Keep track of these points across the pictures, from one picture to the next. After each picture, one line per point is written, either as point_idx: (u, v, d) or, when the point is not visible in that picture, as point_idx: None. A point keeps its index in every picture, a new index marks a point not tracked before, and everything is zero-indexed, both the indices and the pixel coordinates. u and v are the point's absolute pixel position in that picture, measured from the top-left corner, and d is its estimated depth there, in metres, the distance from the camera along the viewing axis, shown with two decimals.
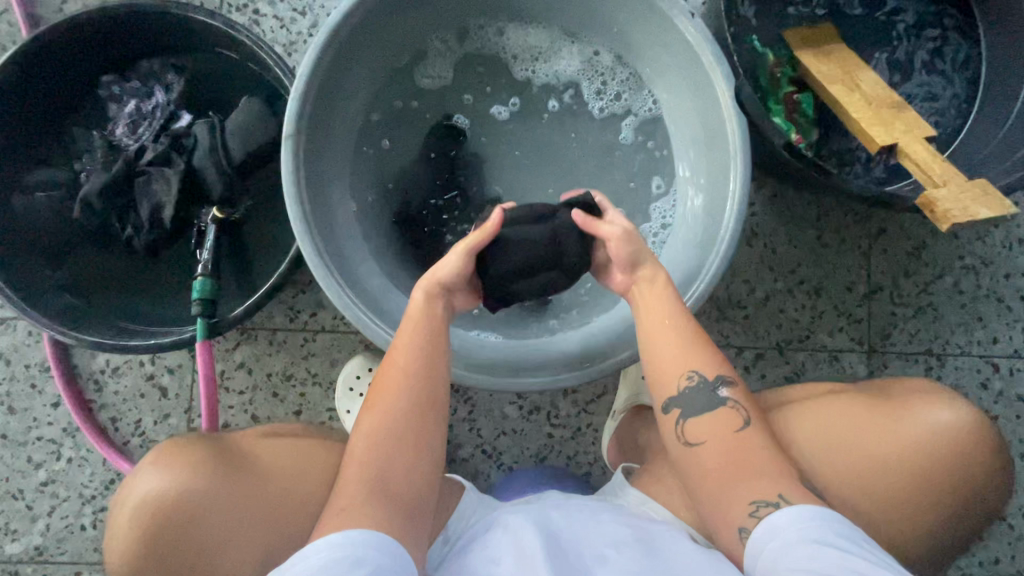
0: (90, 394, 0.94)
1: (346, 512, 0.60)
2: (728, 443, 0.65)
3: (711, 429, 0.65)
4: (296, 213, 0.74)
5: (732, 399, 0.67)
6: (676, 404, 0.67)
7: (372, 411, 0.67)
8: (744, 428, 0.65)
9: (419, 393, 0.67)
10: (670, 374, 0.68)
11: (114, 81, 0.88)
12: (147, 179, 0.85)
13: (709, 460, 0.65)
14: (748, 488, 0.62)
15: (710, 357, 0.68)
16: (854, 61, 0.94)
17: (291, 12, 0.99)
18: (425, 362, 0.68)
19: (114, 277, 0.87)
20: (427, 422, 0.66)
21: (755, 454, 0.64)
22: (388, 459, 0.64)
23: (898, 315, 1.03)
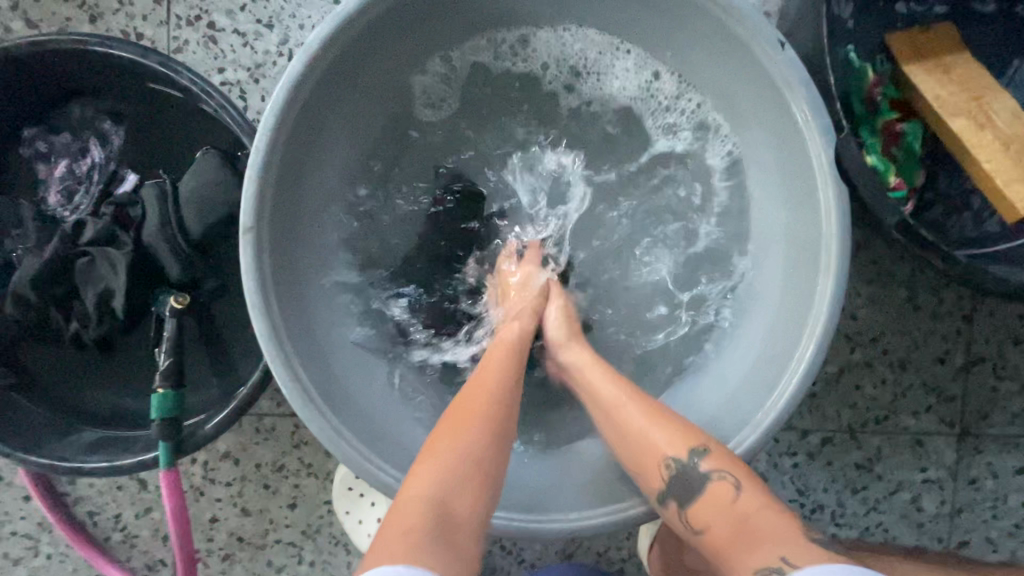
0: (62, 486, 0.84)
1: (408, 539, 0.45)
2: (728, 521, 0.51)
3: (708, 510, 0.52)
4: (263, 326, 0.59)
5: (716, 468, 0.54)
6: (669, 497, 0.55)
7: (451, 430, 0.54)
8: (739, 491, 0.52)
9: (506, 416, 0.56)
10: (649, 457, 0.56)
11: (38, 136, 0.73)
12: (90, 261, 0.70)
13: (722, 531, 0.51)
14: (764, 554, 0.47)
15: (677, 432, 0.56)
16: (984, 79, 0.70)
17: (253, 25, 0.78)
18: (512, 388, 0.58)
19: (69, 371, 0.75)
20: (501, 457, 0.54)
21: (763, 514, 0.50)
22: (458, 482, 0.50)
23: (1000, 391, 0.85)
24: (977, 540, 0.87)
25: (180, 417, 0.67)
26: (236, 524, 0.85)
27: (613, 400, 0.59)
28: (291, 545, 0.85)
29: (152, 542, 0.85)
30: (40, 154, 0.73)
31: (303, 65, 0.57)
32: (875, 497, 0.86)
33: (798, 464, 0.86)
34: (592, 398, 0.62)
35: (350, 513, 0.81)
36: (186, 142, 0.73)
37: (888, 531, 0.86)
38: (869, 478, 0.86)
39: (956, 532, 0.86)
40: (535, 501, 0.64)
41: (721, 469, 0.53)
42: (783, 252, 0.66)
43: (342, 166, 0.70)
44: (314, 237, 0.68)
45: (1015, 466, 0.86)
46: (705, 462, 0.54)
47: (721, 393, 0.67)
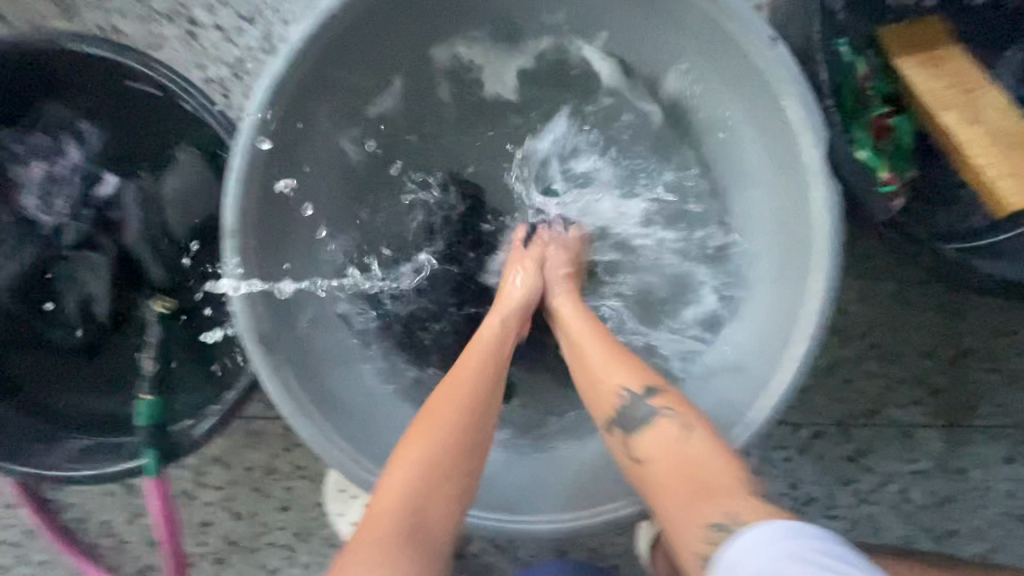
0: (49, 492, 0.83)
1: (376, 539, 0.46)
2: (673, 457, 0.51)
3: (653, 445, 0.53)
4: (249, 331, 0.58)
5: (664, 407, 0.54)
6: (616, 424, 0.56)
7: (421, 424, 0.53)
8: (689, 434, 0.52)
9: (473, 423, 0.54)
10: (603, 395, 0.57)
11: (14, 138, 0.71)
12: (70, 267, 0.69)
13: (661, 471, 0.52)
14: (705, 509, 0.47)
15: (631, 366, 0.57)
16: (973, 72, 0.70)
17: (235, 20, 0.76)
18: (489, 384, 0.57)
19: (52, 378, 0.74)
20: (475, 458, 0.53)
21: (708, 460, 0.50)
22: (428, 476, 0.50)
23: (988, 382, 0.86)
24: (964, 529, 0.88)
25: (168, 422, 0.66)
26: (228, 528, 0.84)
27: (595, 363, 0.59)
28: (283, 548, 0.85)
29: (142, 547, 0.84)
30: (16, 156, 0.71)
31: (284, 63, 0.56)
32: (865, 489, 0.87)
33: (790, 457, 0.86)
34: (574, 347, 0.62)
35: (342, 515, 0.80)
36: (167, 141, 0.71)
37: (878, 522, 0.87)
38: (859, 470, 0.87)
39: (945, 522, 0.88)
40: (530, 502, 0.64)
41: (671, 407, 0.54)
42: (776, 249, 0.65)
43: (329, 165, 0.69)
44: (300, 238, 0.67)
45: (1002, 456, 0.87)
46: (656, 398, 0.55)
47: (724, 382, 0.66)
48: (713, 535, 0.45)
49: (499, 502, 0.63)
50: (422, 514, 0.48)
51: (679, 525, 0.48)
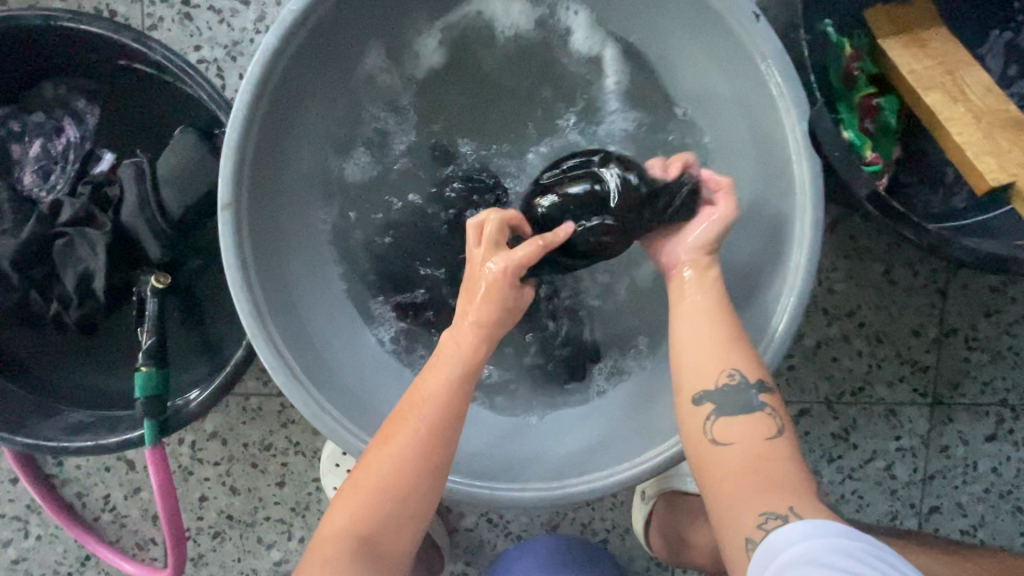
0: (50, 468, 0.85)
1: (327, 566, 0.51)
2: (756, 447, 0.53)
3: (739, 432, 0.54)
4: (243, 303, 0.59)
5: (768, 403, 0.55)
6: (708, 399, 0.56)
7: (379, 448, 0.55)
8: (776, 436, 0.54)
9: (424, 461, 0.54)
10: (707, 368, 0.57)
11: (12, 116, 0.72)
12: (68, 243, 0.69)
13: (737, 462, 0.52)
14: (768, 499, 0.49)
15: (744, 355, 0.57)
16: (959, 53, 0.71)
17: (229, 1, 0.77)
18: (449, 400, 0.56)
19: (53, 354, 0.75)
20: (434, 479, 0.54)
21: (784, 467, 0.51)
22: (381, 505, 0.53)
23: (972, 361, 0.87)
24: (948, 505, 0.90)
25: (165, 395, 0.67)
26: (225, 503, 0.86)
27: (699, 334, 0.59)
28: (280, 522, 0.86)
29: (142, 521, 0.86)
30: (13, 134, 0.72)
31: (277, 40, 0.57)
32: (850, 466, 0.89)
33: None
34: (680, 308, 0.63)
35: (337, 489, 0.82)
36: (162, 119, 0.72)
37: (863, 498, 0.89)
38: (844, 447, 0.89)
39: (929, 498, 0.89)
40: (518, 471, 0.65)
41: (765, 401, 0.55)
42: (760, 224, 0.66)
43: (320, 143, 0.70)
44: (292, 213, 0.68)
45: (985, 434, 0.89)
46: (762, 390, 0.55)
47: None
48: (768, 521, 0.48)
49: (488, 469, 0.65)
50: (376, 540, 0.52)
51: (733, 513, 0.50)
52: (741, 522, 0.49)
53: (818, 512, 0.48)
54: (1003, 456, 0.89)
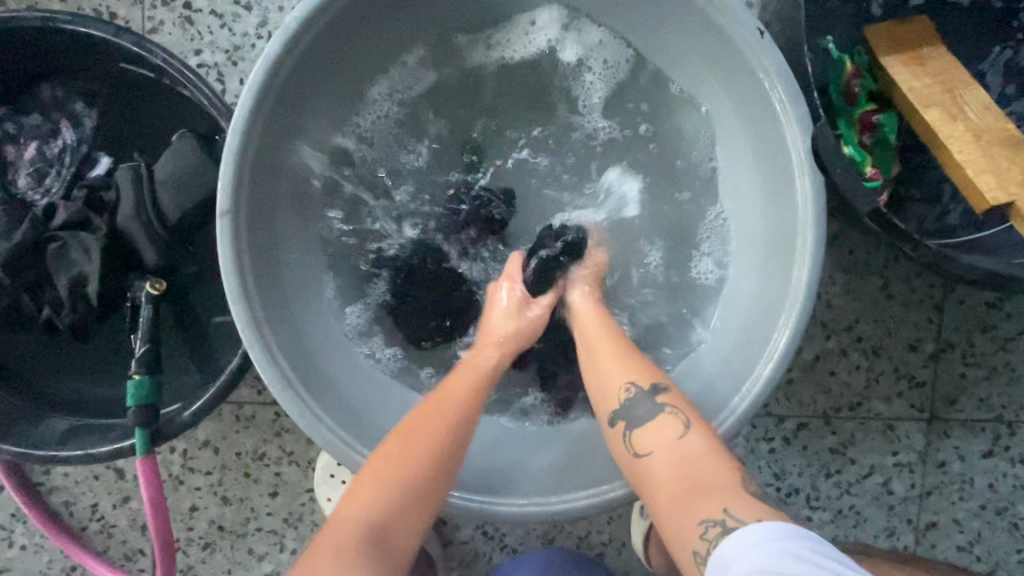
0: (37, 476, 0.83)
1: (339, 549, 0.47)
2: (672, 451, 0.52)
3: (654, 437, 0.53)
4: (240, 311, 0.58)
5: (668, 404, 0.55)
6: (619, 416, 0.56)
7: (390, 451, 0.55)
8: (687, 431, 0.53)
9: (448, 455, 0.55)
10: (609, 386, 0.57)
11: (8, 118, 0.71)
12: (61, 246, 0.68)
13: (663, 470, 0.51)
14: (704, 507, 0.47)
15: (636, 365, 0.58)
16: (957, 72, 0.72)
17: (231, 6, 0.77)
18: (470, 409, 0.58)
19: (42, 359, 0.74)
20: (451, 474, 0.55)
21: (708, 459, 0.51)
22: (397, 498, 0.52)
23: (968, 377, 0.88)
24: (945, 521, 0.89)
25: (157, 403, 0.66)
26: (216, 513, 0.84)
27: (593, 344, 0.62)
28: (272, 533, 0.85)
29: (130, 531, 0.84)
30: (9, 135, 0.71)
31: (279, 47, 0.57)
32: (848, 480, 0.89)
33: (775, 448, 0.87)
34: (580, 332, 0.64)
35: (330, 500, 0.81)
36: (161, 122, 0.71)
37: (860, 513, 0.89)
38: (842, 462, 0.88)
39: (925, 514, 0.89)
40: (517, 486, 0.64)
41: (669, 400, 0.55)
42: (760, 239, 0.67)
43: (321, 150, 0.70)
44: (290, 218, 0.68)
45: (981, 450, 0.89)
46: (660, 394, 0.55)
47: (710, 370, 0.68)
48: (709, 532, 0.46)
49: (483, 483, 0.64)
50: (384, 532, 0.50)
51: (676, 525, 0.48)
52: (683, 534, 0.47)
53: (749, 505, 0.46)
54: (999, 472, 0.89)
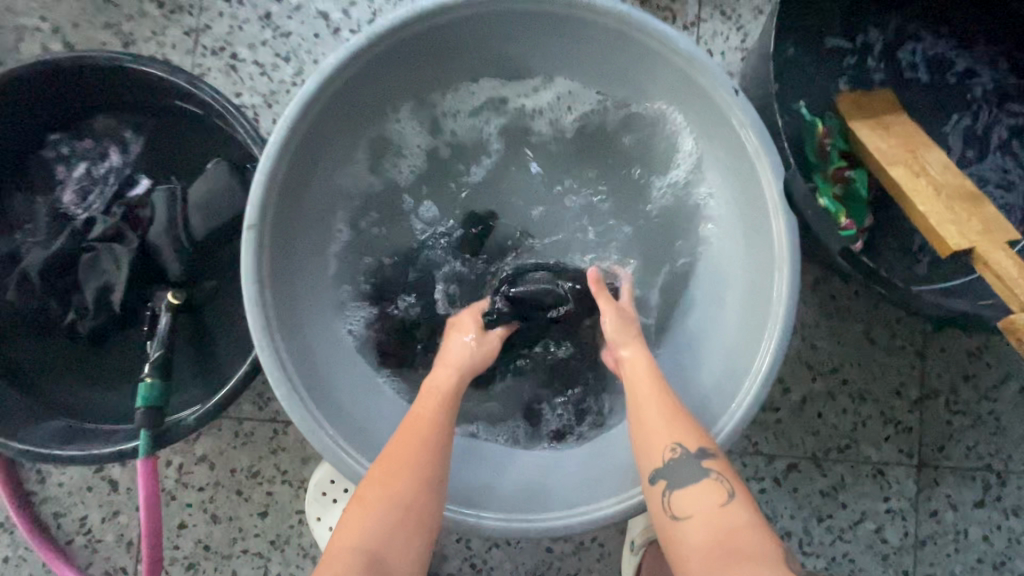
0: (32, 484, 0.84)
1: None
2: (713, 518, 0.53)
3: (694, 505, 0.55)
4: (256, 317, 0.63)
5: (713, 469, 0.56)
6: (662, 475, 0.57)
7: (382, 480, 0.57)
8: (732, 500, 0.54)
9: (431, 485, 0.57)
10: (654, 440, 0.59)
11: (63, 140, 0.77)
12: (94, 257, 0.73)
13: (700, 537, 0.52)
14: None
15: (690, 425, 0.59)
16: (919, 137, 0.80)
17: (272, 58, 0.87)
18: (445, 429, 0.61)
19: (55, 366, 0.76)
20: (439, 500, 0.58)
21: (749, 533, 0.52)
22: (394, 532, 0.54)
23: (954, 425, 0.89)
24: (941, 575, 0.88)
25: (163, 407, 0.69)
26: (204, 531, 0.84)
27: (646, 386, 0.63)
28: (257, 556, 0.84)
29: (115, 547, 0.84)
30: (62, 156, 0.77)
31: (315, 87, 0.65)
32: (840, 526, 0.88)
33: (766, 489, 0.88)
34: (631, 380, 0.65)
35: (321, 520, 0.81)
36: (198, 152, 0.78)
37: (854, 562, 0.88)
38: (833, 506, 0.88)
39: (920, 565, 0.88)
40: (503, 502, 0.67)
41: (715, 468, 0.56)
42: (742, 274, 0.73)
43: (340, 178, 0.77)
44: (309, 240, 0.74)
45: (973, 500, 0.89)
46: (708, 459, 0.57)
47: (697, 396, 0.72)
48: None
49: (470, 499, 0.67)
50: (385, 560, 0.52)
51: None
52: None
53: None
54: (993, 524, 0.89)
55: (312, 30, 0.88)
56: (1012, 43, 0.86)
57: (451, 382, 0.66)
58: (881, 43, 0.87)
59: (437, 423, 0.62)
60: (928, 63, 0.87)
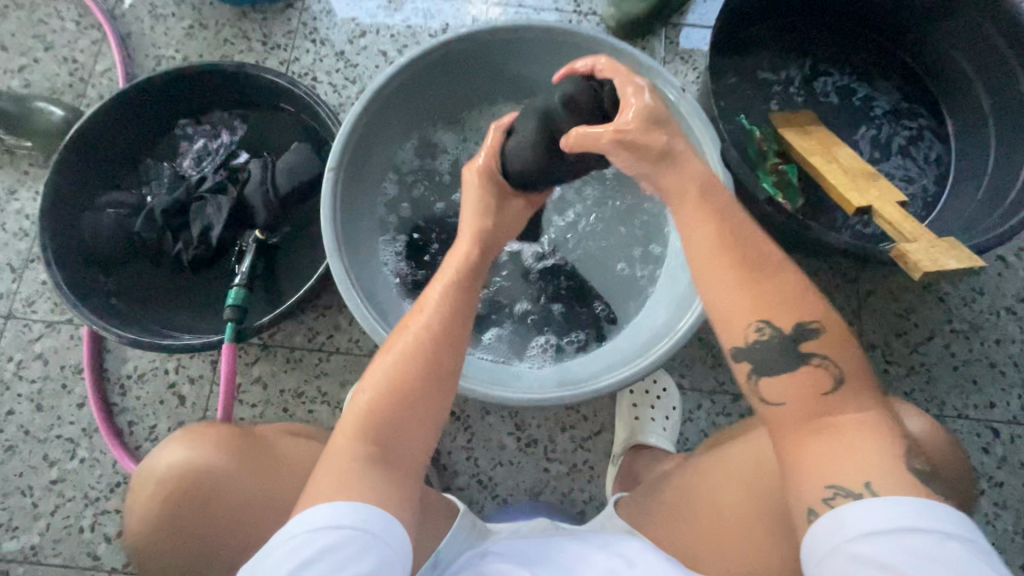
0: (114, 396, 1.00)
1: (347, 465, 0.55)
2: (811, 404, 0.53)
3: (793, 393, 0.54)
4: (329, 234, 0.85)
5: (812, 354, 0.54)
6: (744, 354, 0.56)
7: (389, 367, 0.60)
8: (838, 387, 0.53)
9: (436, 372, 0.60)
10: (739, 316, 0.55)
11: (189, 124, 1.04)
12: (203, 204, 0.97)
13: (795, 424, 0.54)
14: (831, 471, 0.51)
15: (783, 299, 0.54)
16: (832, 139, 1.05)
17: (342, 81, 1.17)
18: (450, 318, 0.63)
19: (156, 286, 0.98)
20: (444, 387, 0.61)
21: (859, 428, 0.52)
22: (398, 417, 0.58)
23: (892, 373, 1.06)
24: None
25: (245, 309, 0.89)
26: None
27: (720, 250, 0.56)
28: None
29: None
30: (186, 134, 1.04)
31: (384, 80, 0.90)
32: None
33: None
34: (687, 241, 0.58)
35: None
36: (285, 138, 1.05)
37: None
38: None
39: None
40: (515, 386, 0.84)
41: (819, 353, 0.54)
42: None
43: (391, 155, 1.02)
44: (367, 197, 0.98)
45: None
46: (804, 342, 0.54)
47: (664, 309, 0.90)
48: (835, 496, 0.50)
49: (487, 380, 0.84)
50: (394, 451, 0.57)
51: (797, 482, 0.53)
52: (807, 490, 0.52)
53: (897, 483, 0.49)
54: None
55: (373, 62, 1.18)
56: (899, 79, 1.14)
57: (461, 267, 0.69)
58: (800, 77, 1.15)
59: (443, 310, 0.64)
60: (838, 91, 1.14)
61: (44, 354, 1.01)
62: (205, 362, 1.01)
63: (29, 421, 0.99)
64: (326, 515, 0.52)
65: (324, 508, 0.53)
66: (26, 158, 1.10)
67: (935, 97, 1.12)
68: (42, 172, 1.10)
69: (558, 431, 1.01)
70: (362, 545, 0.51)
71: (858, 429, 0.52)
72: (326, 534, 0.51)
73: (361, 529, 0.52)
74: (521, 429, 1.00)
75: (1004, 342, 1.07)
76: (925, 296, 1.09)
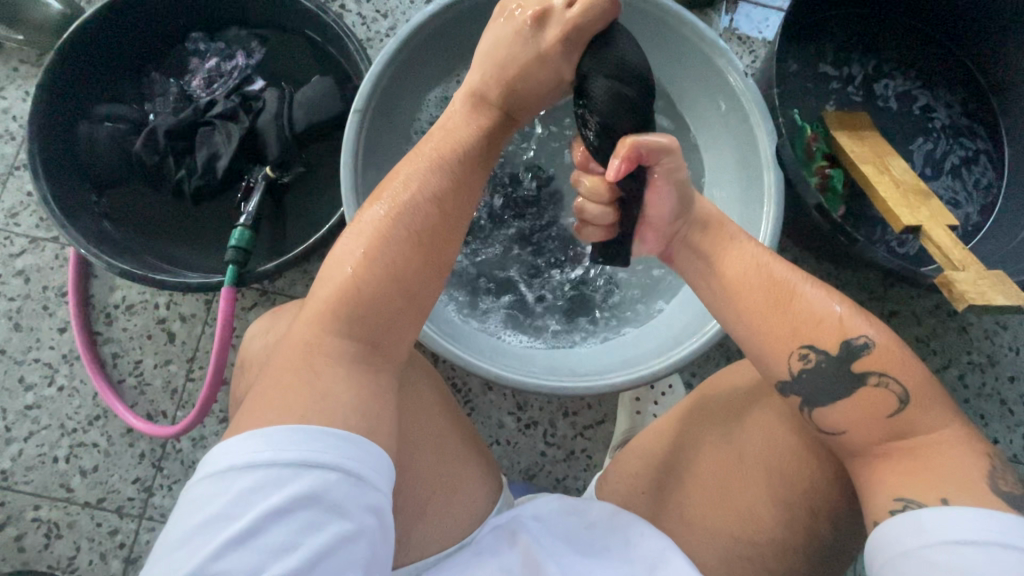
0: (98, 325, 0.94)
1: (318, 347, 0.49)
2: (879, 429, 0.50)
3: (851, 416, 0.51)
4: (349, 181, 0.77)
5: (872, 372, 0.50)
6: (791, 386, 0.53)
7: (367, 239, 0.54)
8: (903, 407, 0.49)
9: (425, 249, 0.55)
10: (779, 342, 0.53)
11: (201, 39, 0.95)
12: (211, 129, 0.89)
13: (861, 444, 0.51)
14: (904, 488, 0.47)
15: (820, 324, 0.51)
16: (885, 147, 0.97)
17: (373, 13, 1.07)
18: (440, 189, 0.58)
19: (154, 215, 0.92)
20: (434, 270, 0.56)
21: (946, 451, 0.48)
22: (384, 293, 0.52)
23: None
24: None
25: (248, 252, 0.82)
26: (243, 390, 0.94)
27: (740, 278, 0.55)
28: None
29: (160, 393, 0.93)
30: (198, 50, 0.95)
31: (422, 18, 0.82)
32: None
33: None
34: (728, 260, 0.57)
35: None
36: (307, 68, 0.95)
37: None
38: None
39: None
40: (541, 368, 0.80)
41: (875, 371, 0.50)
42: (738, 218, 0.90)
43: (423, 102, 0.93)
44: (394, 145, 0.91)
45: None
46: (858, 359, 0.51)
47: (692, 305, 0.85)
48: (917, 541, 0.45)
49: (504, 358, 0.81)
50: (377, 341, 0.52)
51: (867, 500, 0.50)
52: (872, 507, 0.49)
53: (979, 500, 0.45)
54: None
55: None
56: (962, 93, 1.08)
57: (466, 147, 0.62)
58: (861, 76, 1.08)
59: (433, 184, 0.58)
60: (898, 98, 1.08)
61: (25, 271, 0.94)
62: (199, 301, 0.95)
63: (7, 339, 0.93)
64: (290, 449, 0.43)
65: (287, 433, 0.43)
66: (17, 53, 1.00)
67: (996, 119, 1.06)
68: (34, 71, 1.00)
69: (560, 416, 0.98)
70: (337, 493, 0.43)
71: (938, 453, 0.48)
72: (297, 477, 0.42)
73: (339, 473, 0.43)
74: (522, 410, 0.97)
75: (1017, 380, 1.05)
76: (948, 323, 1.06)
